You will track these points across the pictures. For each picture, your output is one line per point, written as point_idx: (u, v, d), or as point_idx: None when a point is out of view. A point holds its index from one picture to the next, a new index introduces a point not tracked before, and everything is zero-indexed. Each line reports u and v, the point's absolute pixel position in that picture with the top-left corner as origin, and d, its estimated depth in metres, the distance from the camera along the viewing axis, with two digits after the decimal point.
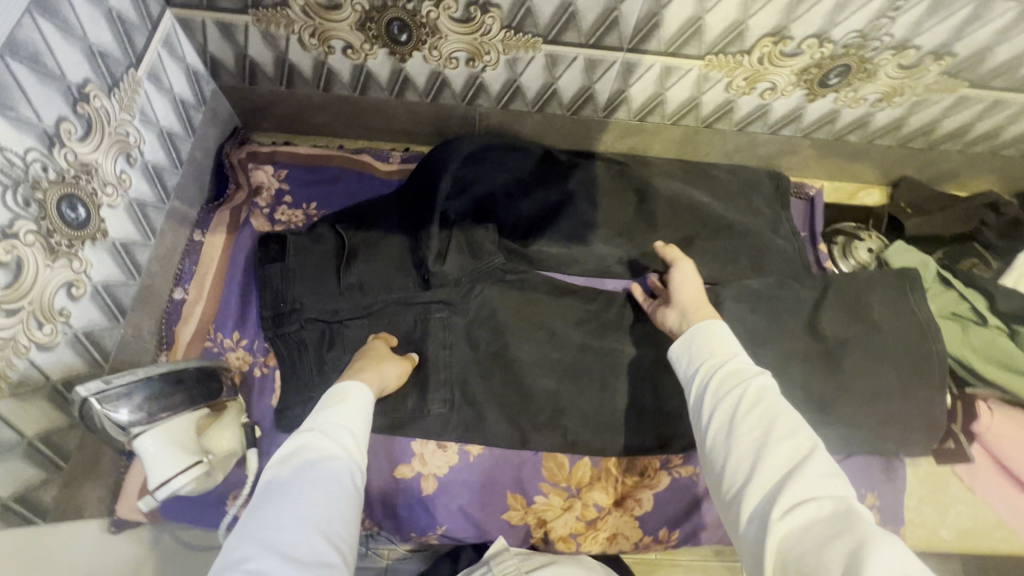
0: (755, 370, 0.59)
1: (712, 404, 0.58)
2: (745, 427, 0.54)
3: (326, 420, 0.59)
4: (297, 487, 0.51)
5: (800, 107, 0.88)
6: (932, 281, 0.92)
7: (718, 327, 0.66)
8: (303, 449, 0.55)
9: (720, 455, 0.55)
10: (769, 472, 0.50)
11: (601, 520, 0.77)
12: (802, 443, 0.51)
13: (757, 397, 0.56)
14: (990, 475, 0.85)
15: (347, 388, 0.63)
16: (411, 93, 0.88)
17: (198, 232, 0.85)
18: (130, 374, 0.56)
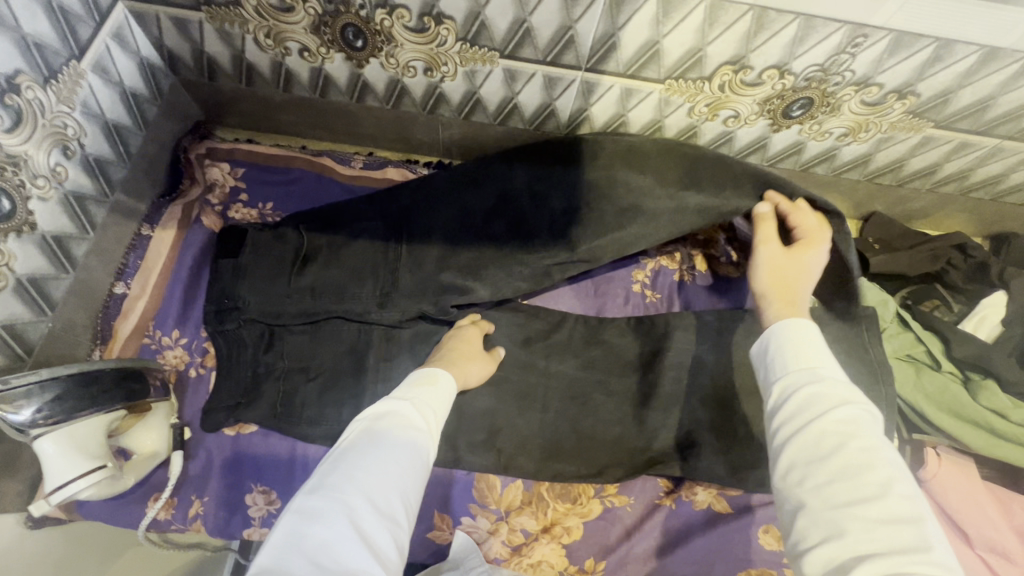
0: (852, 390, 0.50)
1: (805, 415, 0.48)
2: (848, 455, 0.45)
3: (419, 394, 0.58)
4: (394, 446, 0.50)
5: (765, 137, 0.86)
6: (890, 320, 0.89)
7: (808, 326, 0.56)
8: (400, 413, 0.54)
9: (804, 478, 0.46)
10: (876, 511, 0.42)
11: (528, 547, 0.75)
12: (912, 493, 0.43)
13: (857, 421, 0.46)
14: (931, 523, 0.82)
15: (439, 372, 0.63)
16: (371, 98, 0.87)
17: (146, 227, 0.84)
18: (34, 374, 0.56)
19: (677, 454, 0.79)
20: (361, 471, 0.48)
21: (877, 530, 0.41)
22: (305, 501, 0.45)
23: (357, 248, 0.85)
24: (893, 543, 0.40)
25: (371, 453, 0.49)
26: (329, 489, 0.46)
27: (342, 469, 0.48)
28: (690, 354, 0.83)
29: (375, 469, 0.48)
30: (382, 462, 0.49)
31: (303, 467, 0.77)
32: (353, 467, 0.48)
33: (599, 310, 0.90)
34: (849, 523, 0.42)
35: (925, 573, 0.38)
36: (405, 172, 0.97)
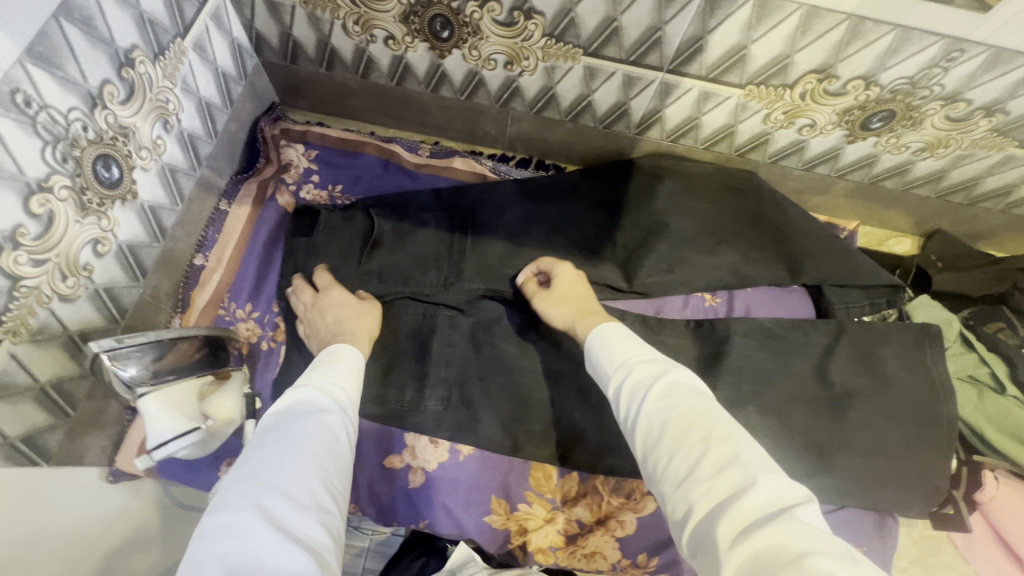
0: (663, 366, 0.60)
1: (634, 406, 0.58)
2: (674, 425, 0.53)
3: (321, 375, 0.62)
4: (300, 431, 0.53)
5: (838, 147, 0.86)
6: (954, 340, 0.89)
7: (619, 327, 0.68)
8: (301, 401, 0.57)
9: (657, 463, 0.54)
10: (708, 463, 0.50)
11: (582, 537, 0.77)
12: (728, 432, 0.52)
13: (671, 393, 0.56)
14: (984, 545, 0.85)
15: (340, 350, 0.67)
16: (446, 89, 0.89)
17: (224, 202, 0.88)
18: (141, 336, 0.59)
19: None
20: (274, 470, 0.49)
21: (713, 483, 0.48)
22: (210, 521, 0.45)
23: (422, 236, 0.90)
24: (730, 488, 0.47)
25: (280, 449, 0.51)
26: (237, 500, 0.47)
27: (256, 472, 0.49)
28: (748, 360, 0.84)
29: (286, 460, 0.50)
30: (289, 451, 0.51)
31: (366, 443, 0.78)
32: (263, 466, 0.49)
33: (657, 310, 0.91)
34: (695, 488, 0.49)
35: (750, 501, 0.46)
36: (471, 163, 0.98)
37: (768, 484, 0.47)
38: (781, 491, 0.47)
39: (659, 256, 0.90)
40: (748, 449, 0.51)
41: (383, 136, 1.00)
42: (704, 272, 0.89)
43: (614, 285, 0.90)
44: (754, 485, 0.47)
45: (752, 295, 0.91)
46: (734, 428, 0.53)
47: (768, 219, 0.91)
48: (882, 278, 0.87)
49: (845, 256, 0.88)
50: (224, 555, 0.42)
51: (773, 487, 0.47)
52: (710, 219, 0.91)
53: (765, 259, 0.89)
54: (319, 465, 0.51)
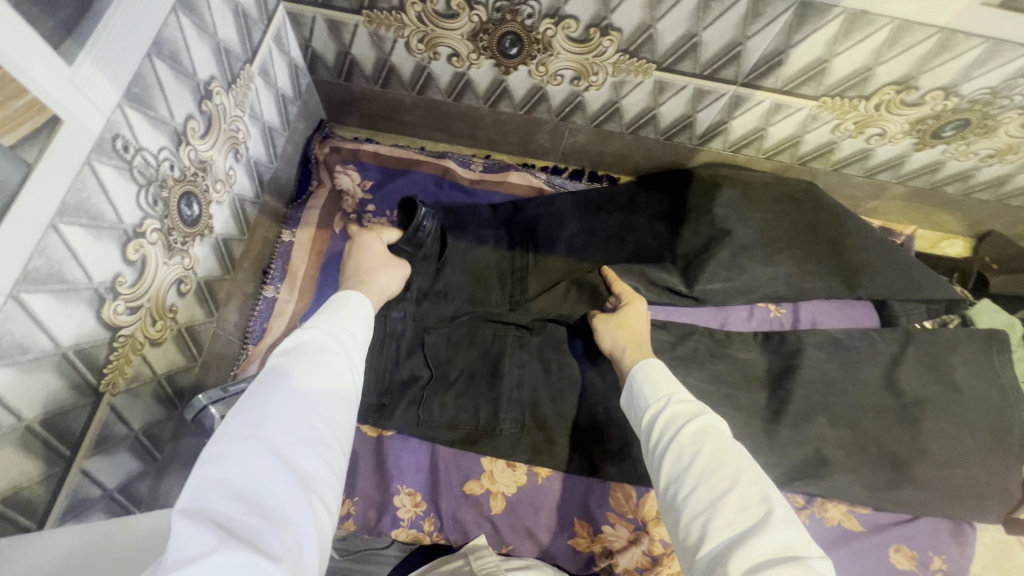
0: (699, 406, 0.58)
1: (663, 439, 0.56)
2: (699, 460, 0.52)
3: (329, 318, 0.56)
4: (304, 372, 0.48)
5: (904, 155, 0.85)
6: (1018, 342, 0.89)
7: (660, 364, 0.66)
8: (305, 341, 0.52)
9: (675, 495, 0.52)
10: (731, 502, 0.48)
11: (668, 558, 0.74)
12: (758, 477, 0.50)
13: (704, 431, 0.54)
14: None
15: (348, 295, 0.61)
16: (506, 103, 0.87)
17: (288, 232, 0.87)
18: (244, 384, 0.61)
19: (809, 471, 0.80)
20: (277, 405, 0.45)
21: (732, 522, 0.47)
22: (210, 451, 0.41)
23: (480, 252, 0.89)
24: (747, 528, 0.46)
25: (282, 385, 0.47)
26: (237, 431, 0.42)
27: (257, 404, 0.45)
28: (819, 371, 0.84)
29: (291, 398, 0.46)
30: (293, 388, 0.47)
31: (445, 469, 0.78)
32: (265, 400, 0.45)
33: (722, 323, 0.91)
34: (712, 520, 0.48)
35: (762, 547, 0.44)
36: (526, 176, 0.97)
37: (786, 533, 0.45)
38: (797, 544, 0.45)
39: (721, 263, 0.85)
40: (774, 496, 0.48)
41: (434, 151, 0.99)
42: (763, 281, 0.87)
43: (673, 287, 0.87)
44: (771, 531, 0.45)
45: (816, 304, 0.91)
46: (762, 474, 0.51)
47: (832, 228, 0.89)
48: (943, 291, 0.86)
49: (905, 269, 0.87)
50: (223, 481, 0.39)
51: (789, 538, 0.45)
52: (775, 226, 0.89)
53: (830, 267, 0.89)
54: (323, 407, 0.47)
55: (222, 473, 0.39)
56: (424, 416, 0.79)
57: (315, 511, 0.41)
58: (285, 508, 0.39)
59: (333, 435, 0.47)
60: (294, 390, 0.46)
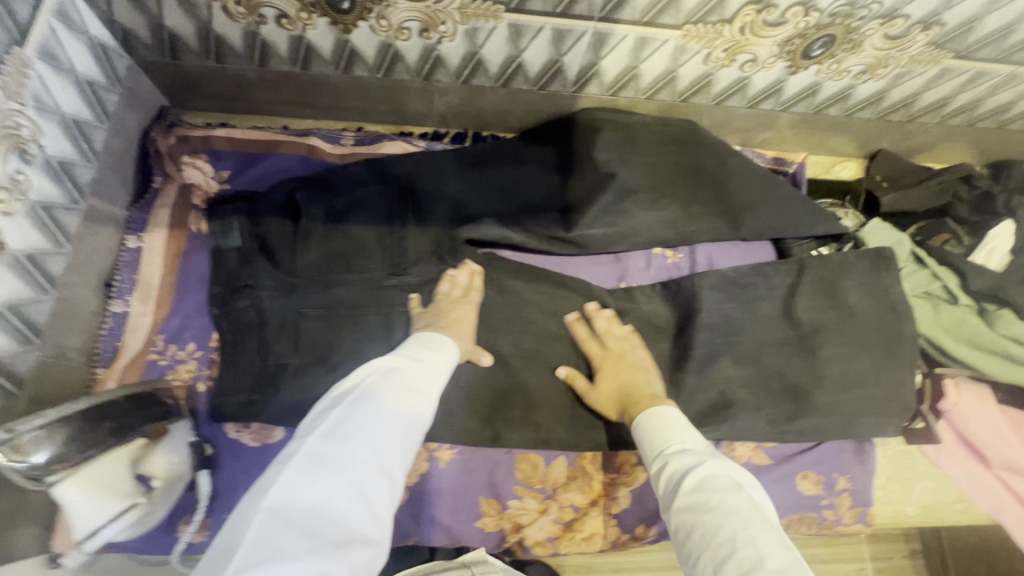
0: (697, 457, 0.59)
1: (666, 496, 0.58)
2: (701, 521, 0.53)
3: (425, 360, 0.66)
4: (392, 404, 0.58)
5: (781, 80, 0.83)
6: (906, 259, 0.91)
7: (669, 412, 0.66)
8: (402, 373, 0.62)
9: (684, 551, 0.54)
10: (731, 564, 0.49)
11: (579, 521, 0.75)
12: (767, 536, 0.51)
13: (706, 487, 0.55)
14: (952, 449, 0.87)
15: (443, 338, 0.71)
16: (360, 67, 0.79)
17: (133, 236, 0.78)
18: (42, 417, 0.51)
19: (714, 414, 0.80)
20: (359, 428, 0.54)
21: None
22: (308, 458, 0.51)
23: (358, 232, 0.82)
24: None
25: (368, 410, 0.56)
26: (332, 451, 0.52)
27: (348, 423, 0.55)
28: (715, 311, 0.84)
29: (372, 427, 0.55)
30: (376, 419, 0.56)
31: None
32: (353, 420, 0.55)
33: (621, 276, 0.88)
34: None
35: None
36: (401, 145, 0.90)
37: None
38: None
39: (603, 207, 0.84)
40: (773, 558, 0.49)
41: (298, 129, 0.90)
42: (646, 225, 0.85)
43: (553, 236, 0.84)
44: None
45: (712, 244, 0.88)
46: (765, 529, 0.51)
47: (712, 170, 0.87)
48: (817, 227, 0.87)
49: (784, 206, 0.86)
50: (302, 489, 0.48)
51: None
52: (658, 169, 0.86)
53: (717, 204, 0.87)
54: (392, 448, 0.55)
55: (303, 479, 0.49)
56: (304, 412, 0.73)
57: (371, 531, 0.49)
58: (347, 529, 0.48)
59: (391, 471, 0.54)
60: (375, 419, 0.56)
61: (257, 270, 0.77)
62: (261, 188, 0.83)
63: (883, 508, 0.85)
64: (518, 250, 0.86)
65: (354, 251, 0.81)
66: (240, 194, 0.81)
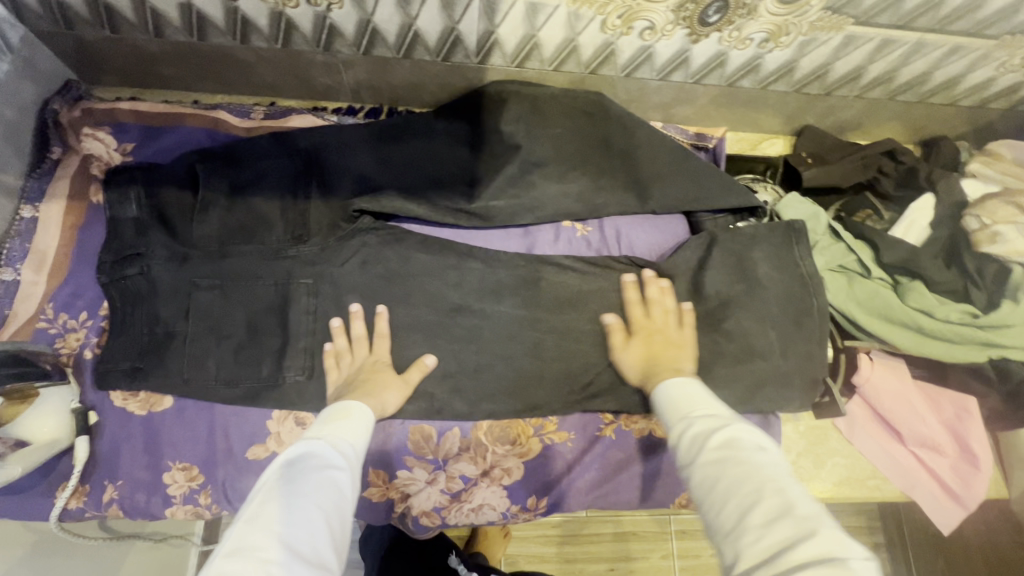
0: (722, 419, 0.56)
1: (688, 457, 0.54)
2: (725, 476, 0.49)
3: (333, 430, 0.60)
4: (314, 484, 0.51)
5: (685, 49, 0.82)
6: (823, 233, 0.88)
7: (692, 385, 0.63)
8: (318, 452, 0.55)
9: (707, 511, 0.50)
10: (759, 513, 0.45)
11: (467, 492, 0.76)
12: (781, 486, 0.46)
13: (728, 446, 0.52)
14: (866, 424, 0.85)
15: (352, 404, 0.65)
16: (257, 37, 0.80)
17: (30, 206, 0.78)
18: None
19: (614, 387, 0.79)
20: (285, 520, 0.47)
21: (759, 542, 0.43)
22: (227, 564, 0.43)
23: (261, 206, 0.80)
24: (781, 542, 0.42)
25: (287, 505, 0.48)
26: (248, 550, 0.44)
27: (257, 521, 0.47)
28: (618, 283, 0.83)
29: (300, 514, 0.48)
30: (299, 501, 0.49)
31: (224, 436, 0.73)
32: (274, 515, 0.47)
33: (528, 248, 0.86)
34: (745, 536, 0.44)
35: (794, 556, 0.41)
36: (310, 118, 0.89)
37: (822, 538, 0.41)
38: (833, 545, 0.41)
39: (508, 178, 0.83)
40: (801, 506, 0.44)
41: (209, 103, 0.90)
42: (553, 198, 0.84)
43: (457, 208, 0.83)
44: (809, 537, 0.41)
45: (621, 216, 0.87)
46: (786, 480, 0.48)
47: (619, 143, 0.86)
48: (729, 199, 0.85)
49: (692, 177, 0.85)
50: None
51: (828, 541, 0.41)
52: (566, 140, 0.86)
53: (625, 176, 0.85)
54: (324, 526, 0.49)
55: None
56: (190, 380, 0.73)
57: None
58: None
59: (327, 556, 0.48)
60: (298, 506, 0.49)
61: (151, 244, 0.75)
62: (166, 160, 0.82)
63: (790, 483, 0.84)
64: (420, 223, 0.84)
65: (253, 221, 0.79)
66: (140, 165, 0.80)
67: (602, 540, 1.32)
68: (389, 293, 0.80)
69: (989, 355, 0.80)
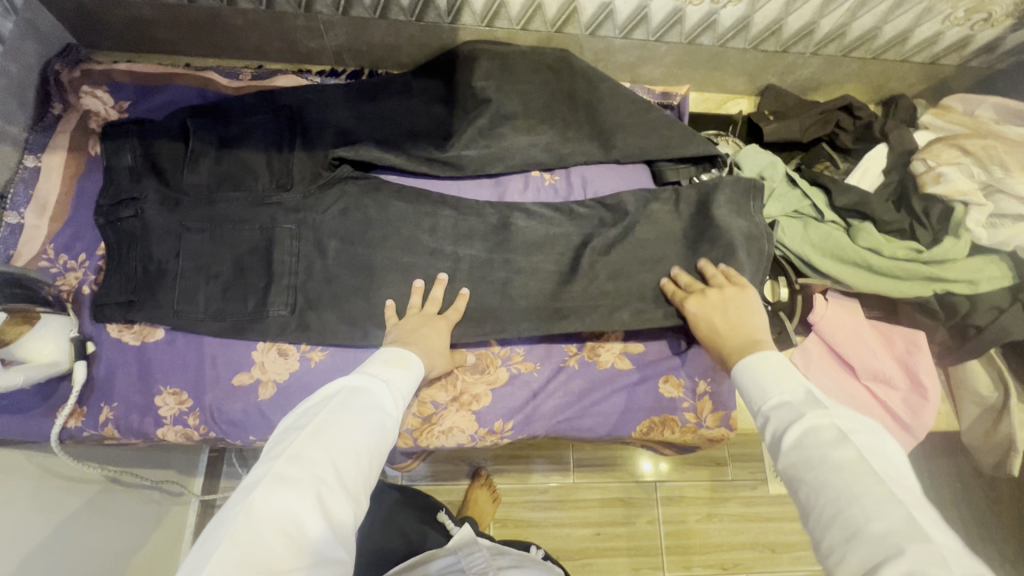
0: (798, 408, 0.54)
1: (774, 452, 0.53)
2: (807, 479, 0.48)
3: (390, 377, 0.64)
4: (369, 417, 0.57)
5: (644, 6, 0.87)
6: (780, 181, 0.92)
7: (777, 359, 0.61)
8: (376, 393, 0.60)
9: (802, 514, 0.49)
10: (837, 524, 0.44)
11: (438, 416, 0.80)
12: (870, 488, 0.44)
13: (809, 444, 0.50)
14: (823, 359, 0.89)
15: (410, 356, 0.70)
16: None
17: (32, 157, 0.84)
18: None
19: (579, 324, 0.84)
20: (341, 440, 0.52)
21: (846, 561, 0.42)
22: (281, 470, 0.48)
23: (247, 156, 0.85)
24: (869, 557, 0.40)
25: (342, 431, 0.53)
26: (300, 464, 0.49)
27: (316, 439, 0.52)
28: (583, 228, 0.88)
29: (354, 437, 0.53)
30: (353, 428, 0.54)
31: (213, 364, 0.79)
32: (331, 436, 0.52)
33: (500, 196, 0.91)
34: (833, 548, 0.43)
35: None
36: (295, 79, 0.95)
37: (915, 555, 0.39)
38: (932, 566, 0.38)
39: (479, 129, 0.88)
40: (883, 514, 0.42)
41: (200, 66, 0.96)
42: (521, 148, 0.89)
43: (431, 157, 0.88)
44: (892, 557, 0.39)
45: (587, 165, 0.92)
46: (879, 478, 0.45)
47: (583, 97, 0.91)
48: (691, 147, 0.90)
49: (653, 127, 0.90)
50: (267, 509, 0.45)
51: (920, 562, 0.38)
52: (534, 94, 0.91)
53: (589, 128, 0.91)
54: (368, 459, 0.54)
55: (284, 487, 0.46)
56: (181, 312, 0.78)
57: (332, 553, 0.45)
58: (326, 551, 0.45)
59: (363, 485, 0.52)
60: (351, 432, 0.54)
61: (144, 189, 0.81)
62: (160, 115, 0.88)
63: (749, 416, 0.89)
64: (396, 172, 0.90)
65: (239, 170, 0.84)
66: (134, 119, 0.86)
67: (588, 506, 1.28)
68: (367, 237, 0.85)
69: (934, 289, 0.85)
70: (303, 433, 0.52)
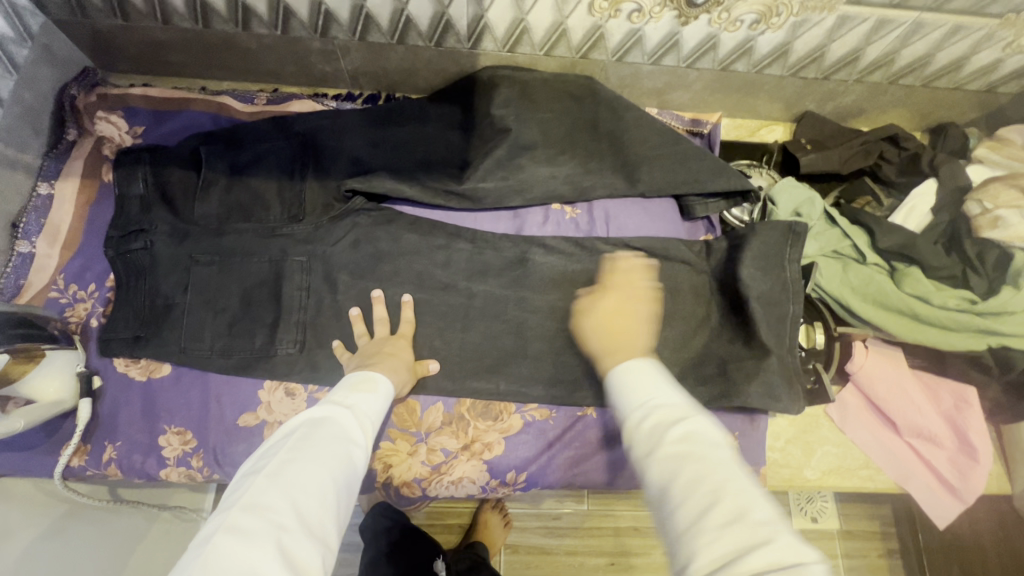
0: (681, 409, 0.50)
1: (643, 446, 0.48)
2: (683, 472, 0.45)
3: (357, 401, 0.61)
4: (337, 451, 0.53)
5: (675, 32, 0.82)
6: (818, 218, 0.86)
7: (644, 366, 0.55)
8: (343, 422, 0.57)
9: (661, 510, 0.45)
10: (713, 518, 0.41)
11: (448, 465, 0.77)
12: (737, 487, 0.43)
13: (682, 441, 0.47)
14: (860, 413, 0.83)
15: (379, 377, 0.66)
16: (257, 24, 0.83)
17: (46, 183, 0.83)
18: None
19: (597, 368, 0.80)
20: (304, 482, 0.48)
21: (713, 544, 0.40)
22: (238, 522, 0.44)
23: (257, 184, 0.82)
24: (733, 545, 0.39)
25: (307, 471, 0.49)
26: (260, 515, 0.45)
27: (277, 482, 0.48)
28: (605, 265, 0.83)
29: (318, 477, 0.50)
30: (319, 465, 0.50)
31: (218, 403, 0.77)
32: (291, 478, 0.48)
33: (518, 229, 0.87)
34: (695, 540, 0.41)
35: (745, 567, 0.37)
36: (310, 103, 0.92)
37: (777, 547, 0.39)
38: (787, 557, 0.38)
39: (498, 160, 0.84)
40: (758, 510, 0.41)
41: (216, 90, 0.94)
42: (541, 180, 0.84)
43: (446, 189, 0.83)
44: (763, 545, 0.39)
45: (610, 199, 0.88)
46: (745, 480, 0.44)
47: (607, 126, 0.87)
48: (722, 182, 0.84)
49: (683, 160, 0.85)
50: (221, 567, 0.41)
51: (783, 553, 0.38)
52: (556, 123, 0.86)
53: (614, 159, 0.86)
54: (335, 498, 0.50)
55: (238, 541, 0.42)
56: (187, 349, 0.76)
57: None
58: None
59: (331, 530, 0.49)
60: (317, 470, 0.50)
61: (154, 219, 0.79)
62: (173, 142, 0.86)
63: (779, 471, 0.83)
64: (410, 203, 0.86)
65: (249, 199, 0.81)
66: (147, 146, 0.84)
67: (605, 534, 1.23)
68: (379, 271, 0.82)
69: (988, 343, 0.78)
70: (263, 476, 0.48)
